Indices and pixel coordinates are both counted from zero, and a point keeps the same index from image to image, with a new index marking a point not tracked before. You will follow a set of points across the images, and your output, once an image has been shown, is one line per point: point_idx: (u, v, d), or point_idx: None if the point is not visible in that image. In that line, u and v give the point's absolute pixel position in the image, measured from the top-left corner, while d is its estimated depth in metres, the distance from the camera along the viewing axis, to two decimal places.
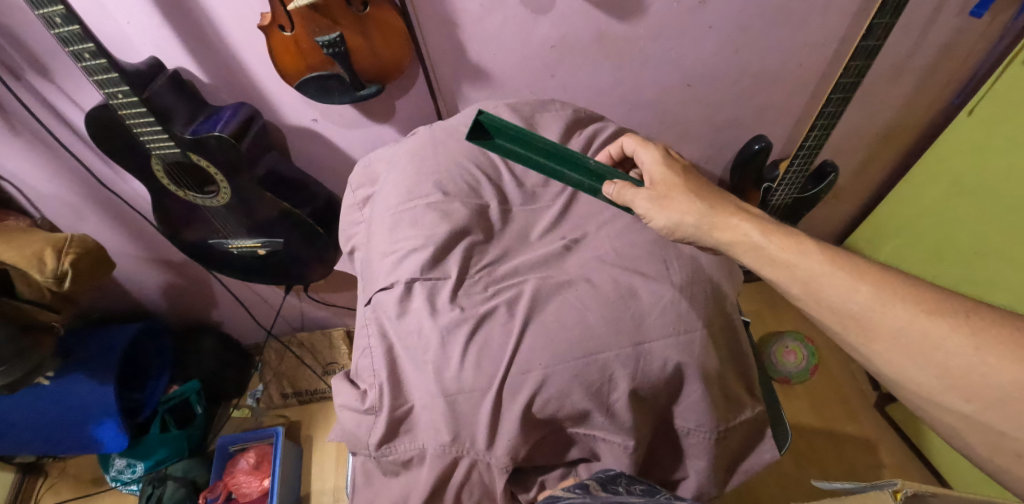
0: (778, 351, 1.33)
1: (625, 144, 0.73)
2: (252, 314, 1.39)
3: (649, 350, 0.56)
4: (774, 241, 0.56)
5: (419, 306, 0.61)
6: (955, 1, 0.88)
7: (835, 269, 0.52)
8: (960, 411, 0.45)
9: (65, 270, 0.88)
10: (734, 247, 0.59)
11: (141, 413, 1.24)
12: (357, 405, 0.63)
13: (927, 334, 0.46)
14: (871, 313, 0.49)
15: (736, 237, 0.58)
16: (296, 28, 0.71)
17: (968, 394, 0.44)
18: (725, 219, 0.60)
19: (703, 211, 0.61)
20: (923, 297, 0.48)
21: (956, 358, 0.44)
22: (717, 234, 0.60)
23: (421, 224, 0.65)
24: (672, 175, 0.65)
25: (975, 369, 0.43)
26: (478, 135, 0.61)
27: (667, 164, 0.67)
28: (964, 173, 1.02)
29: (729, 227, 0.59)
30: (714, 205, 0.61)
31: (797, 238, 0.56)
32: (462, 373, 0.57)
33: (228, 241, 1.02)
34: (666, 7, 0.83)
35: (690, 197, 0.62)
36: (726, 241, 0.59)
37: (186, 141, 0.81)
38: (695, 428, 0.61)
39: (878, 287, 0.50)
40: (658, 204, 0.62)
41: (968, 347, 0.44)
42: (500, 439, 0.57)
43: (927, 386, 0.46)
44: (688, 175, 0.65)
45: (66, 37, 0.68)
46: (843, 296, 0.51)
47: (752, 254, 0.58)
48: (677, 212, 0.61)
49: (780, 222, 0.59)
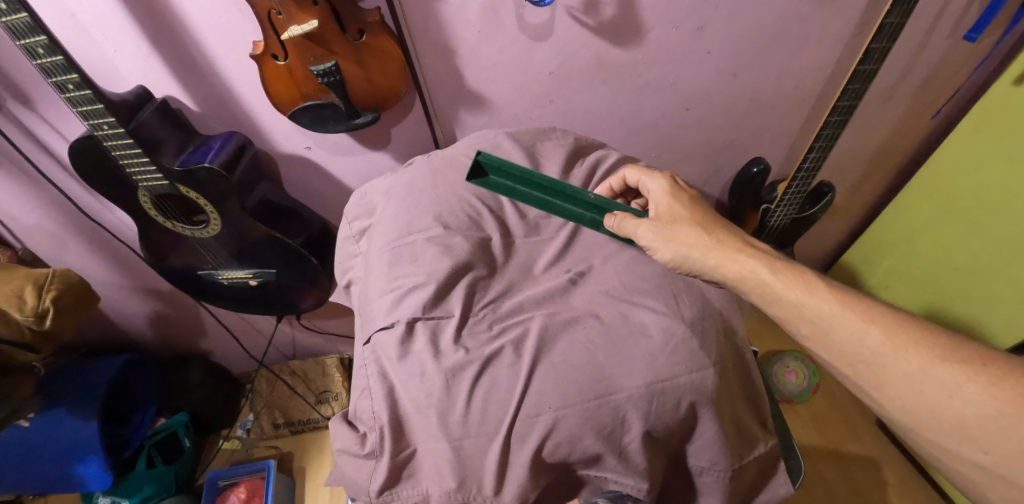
0: (778, 371, 1.37)
1: (628, 175, 0.71)
2: (242, 342, 1.35)
3: (663, 390, 0.54)
4: (781, 279, 0.54)
5: (421, 347, 0.58)
6: (946, 24, 0.89)
7: (845, 311, 0.50)
8: (977, 463, 0.43)
9: (47, 306, 0.86)
10: (741, 284, 0.56)
11: (128, 448, 1.16)
12: (357, 450, 0.61)
13: (941, 382, 0.45)
14: (882, 357, 0.48)
15: (743, 274, 0.56)
16: (289, 56, 0.70)
17: (986, 446, 0.43)
18: (731, 255, 0.57)
19: (709, 245, 0.59)
20: (935, 342, 0.47)
21: (972, 408, 0.43)
22: (722, 269, 0.58)
23: (421, 260, 0.63)
24: (678, 205, 0.64)
25: (991, 420, 0.42)
26: (476, 175, 0.61)
27: (673, 194, 0.65)
28: (958, 191, 1.02)
29: (735, 262, 0.57)
30: (721, 239, 0.59)
31: (805, 275, 0.54)
32: (469, 418, 0.54)
33: (217, 272, 0.99)
34: (665, 33, 0.83)
35: (696, 230, 0.60)
36: (734, 277, 0.57)
37: (174, 173, 0.79)
38: (709, 466, 0.59)
39: (889, 331, 0.48)
40: (662, 238, 0.60)
41: (985, 397, 0.43)
42: (508, 484, 0.54)
43: (942, 436, 0.45)
44: (696, 207, 0.63)
45: (49, 68, 0.65)
46: (853, 339, 0.49)
47: (758, 292, 0.55)
48: (683, 245, 0.59)
49: (788, 258, 0.56)
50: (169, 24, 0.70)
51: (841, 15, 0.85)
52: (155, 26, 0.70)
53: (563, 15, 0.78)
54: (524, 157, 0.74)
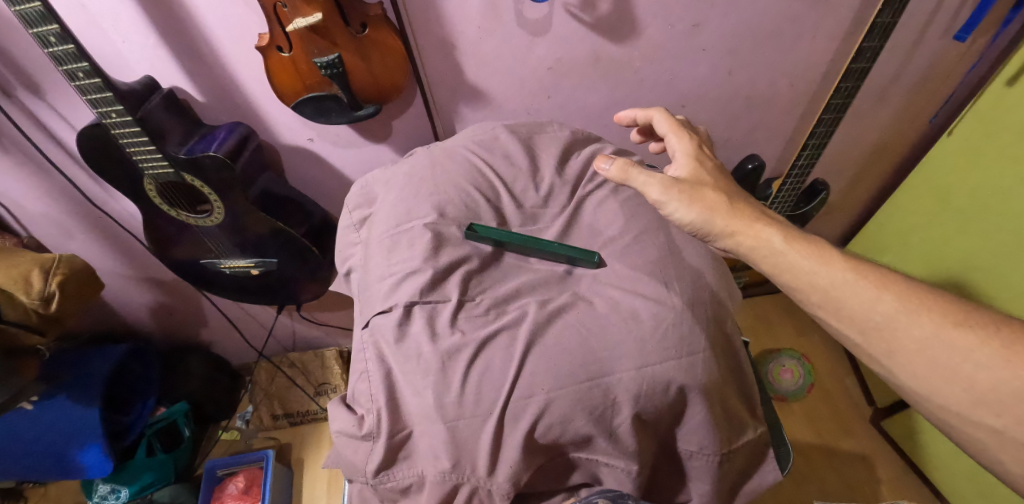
0: (773, 369, 1.37)
1: (656, 119, 0.69)
2: (243, 333, 1.37)
3: (652, 373, 0.56)
4: (795, 247, 0.54)
5: (418, 330, 0.60)
6: (939, 25, 0.91)
7: (858, 278, 0.52)
8: (989, 426, 0.46)
9: (53, 290, 0.87)
10: (754, 252, 0.56)
11: (128, 436, 1.19)
12: (354, 431, 0.62)
13: (953, 347, 0.47)
14: (894, 323, 0.50)
15: (758, 241, 0.55)
16: (294, 48, 0.71)
17: (999, 409, 0.45)
18: (749, 223, 0.56)
19: (729, 212, 0.57)
20: (946, 309, 0.49)
21: (984, 371, 0.45)
22: (739, 236, 0.56)
23: (419, 246, 0.65)
24: (701, 171, 0.61)
25: (1003, 382, 0.45)
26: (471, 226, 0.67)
27: (697, 157, 0.63)
28: (951, 191, 1.04)
29: (752, 230, 0.56)
30: (740, 207, 0.57)
31: (816, 244, 0.55)
32: (463, 399, 0.56)
33: (220, 261, 1.00)
34: (660, 30, 0.85)
35: (719, 195, 0.58)
36: (748, 246, 0.56)
37: (179, 161, 0.80)
38: (699, 451, 0.60)
39: (901, 298, 0.50)
40: (680, 197, 0.58)
41: (998, 360, 0.45)
42: (501, 464, 0.55)
43: (955, 400, 0.47)
44: (719, 176, 0.61)
45: (60, 56, 0.66)
46: (867, 306, 0.50)
47: (771, 260, 0.55)
48: (701, 208, 0.57)
49: (799, 228, 0.57)
50: (175, 14, 0.72)
51: (834, 15, 0.87)
52: (163, 17, 0.72)
53: (560, 12, 0.80)
54: (521, 149, 0.76)
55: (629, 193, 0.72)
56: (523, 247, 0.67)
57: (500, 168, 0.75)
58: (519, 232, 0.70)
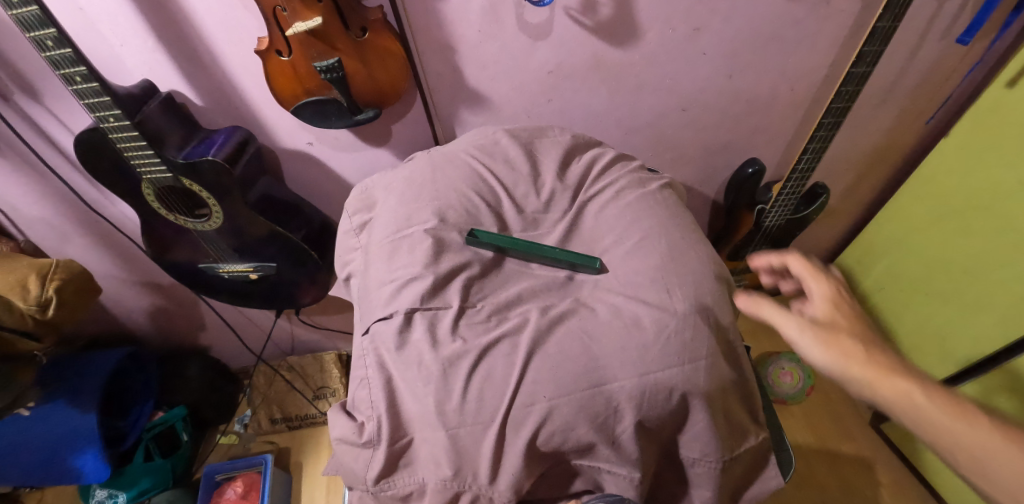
0: (773, 372, 1.37)
1: (790, 264, 0.62)
2: (241, 337, 1.36)
3: (655, 381, 0.55)
4: (943, 407, 0.48)
5: (419, 337, 0.59)
6: (939, 29, 0.90)
7: (1012, 448, 0.46)
8: None
9: (49, 296, 0.86)
10: (893, 407, 0.50)
11: (126, 440, 1.18)
12: (354, 438, 0.62)
13: None
14: None
15: (900, 397, 0.49)
16: (293, 53, 0.71)
17: None
18: (888, 372, 0.50)
19: (871, 363, 0.50)
20: None
21: None
22: (877, 388, 0.50)
23: (419, 252, 0.65)
24: (841, 312, 0.55)
25: None
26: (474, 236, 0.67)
27: (841, 299, 0.56)
28: (950, 194, 1.04)
29: (893, 383, 0.50)
30: (881, 356, 0.51)
31: (967, 406, 0.49)
32: (465, 407, 0.56)
33: (218, 265, 1.00)
34: (661, 34, 0.85)
35: (858, 342, 0.52)
36: (889, 402, 0.50)
37: (178, 165, 0.80)
38: (701, 458, 0.60)
39: None
40: (814, 337, 0.53)
41: None
42: (503, 473, 0.55)
43: None
44: (862, 322, 0.55)
45: (57, 60, 0.66)
46: None
47: (913, 420, 0.49)
48: (838, 355, 0.51)
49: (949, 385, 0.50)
50: (174, 17, 0.71)
51: (835, 19, 0.86)
52: (162, 20, 0.71)
53: (561, 16, 0.80)
54: (522, 155, 0.76)
55: (630, 198, 0.72)
56: (525, 253, 0.67)
57: (500, 173, 0.75)
58: (520, 237, 0.70)
